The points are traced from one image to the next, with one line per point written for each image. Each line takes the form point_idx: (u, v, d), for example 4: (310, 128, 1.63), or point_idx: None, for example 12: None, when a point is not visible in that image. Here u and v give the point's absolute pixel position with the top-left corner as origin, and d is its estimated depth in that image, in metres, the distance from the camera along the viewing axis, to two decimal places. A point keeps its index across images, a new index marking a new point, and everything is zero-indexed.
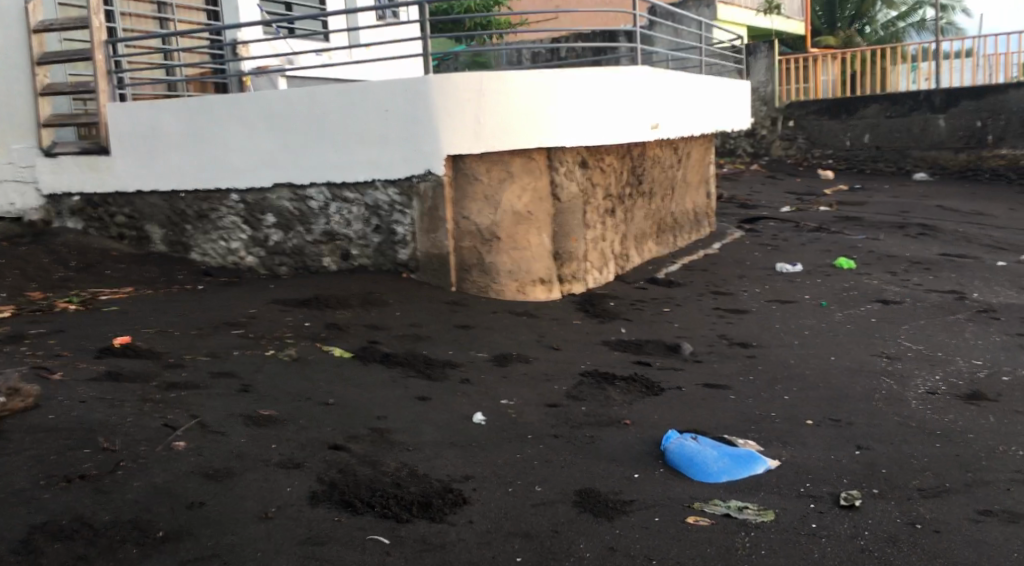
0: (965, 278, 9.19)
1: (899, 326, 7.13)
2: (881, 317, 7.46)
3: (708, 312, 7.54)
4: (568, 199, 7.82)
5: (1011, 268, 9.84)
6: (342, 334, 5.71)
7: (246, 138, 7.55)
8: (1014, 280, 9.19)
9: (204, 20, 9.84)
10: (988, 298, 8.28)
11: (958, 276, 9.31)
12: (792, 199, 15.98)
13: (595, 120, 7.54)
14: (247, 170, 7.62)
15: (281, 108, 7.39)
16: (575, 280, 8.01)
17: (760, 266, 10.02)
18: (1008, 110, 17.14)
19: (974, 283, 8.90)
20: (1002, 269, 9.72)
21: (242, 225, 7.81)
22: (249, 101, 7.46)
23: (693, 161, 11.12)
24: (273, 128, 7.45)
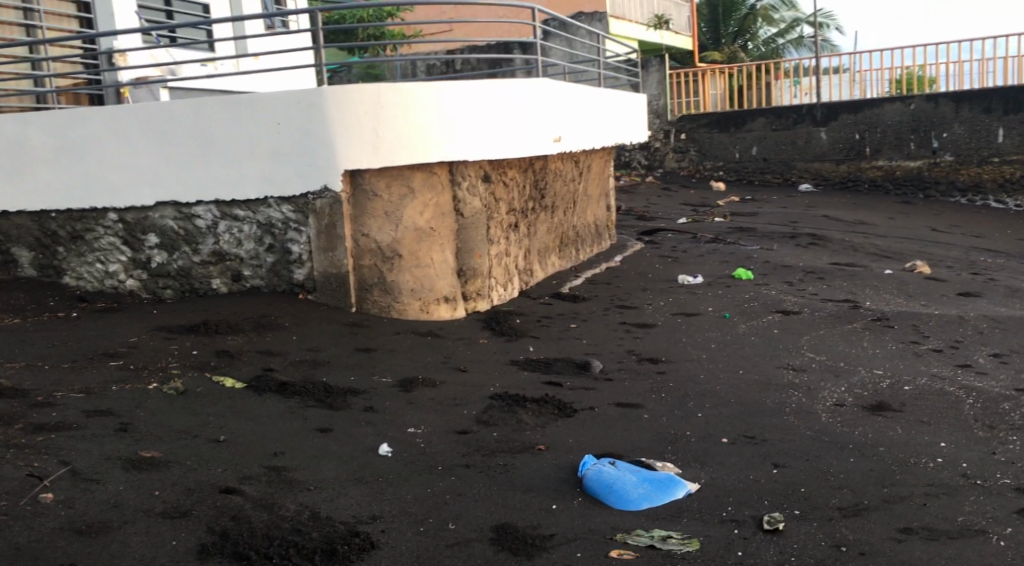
0: (857, 286, 9.34)
1: (801, 336, 6.99)
2: (781, 327, 7.35)
3: (614, 327, 7.42)
4: (471, 214, 7.62)
5: (898, 276, 10.06)
6: (232, 364, 5.37)
7: (124, 153, 7.09)
8: (902, 287, 9.38)
9: (75, 28, 9.27)
10: (882, 304, 8.39)
11: (850, 284, 9.46)
12: (687, 211, 16.15)
13: (497, 133, 7.37)
14: (126, 187, 7.16)
15: (163, 121, 6.96)
16: (480, 297, 7.79)
17: (661, 279, 10.01)
18: (882, 123, 17.83)
19: (866, 291, 9.04)
20: (890, 277, 9.93)
21: (122, 246, 7.34)
22: (127, 115, 7.02)
23: (593, 174, 11.06)
24: (154, 142, 7.01)
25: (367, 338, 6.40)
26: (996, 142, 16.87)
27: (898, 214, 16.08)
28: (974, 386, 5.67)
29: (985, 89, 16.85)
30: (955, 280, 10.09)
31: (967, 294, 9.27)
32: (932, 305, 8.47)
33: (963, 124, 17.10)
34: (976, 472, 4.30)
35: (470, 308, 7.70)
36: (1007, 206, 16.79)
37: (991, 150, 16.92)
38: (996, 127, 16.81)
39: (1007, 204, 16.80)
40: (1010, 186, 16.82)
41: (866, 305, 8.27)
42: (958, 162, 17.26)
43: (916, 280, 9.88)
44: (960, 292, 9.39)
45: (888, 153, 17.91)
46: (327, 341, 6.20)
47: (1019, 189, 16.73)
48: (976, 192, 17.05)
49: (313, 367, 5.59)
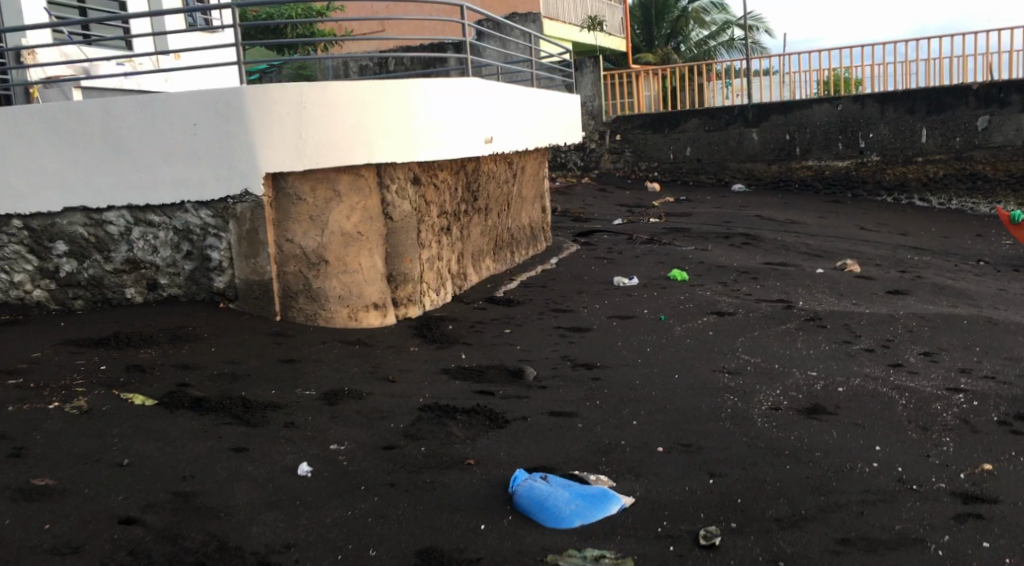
0: (789, 285, 9.32)
1: (736, 338, 6.85)
2: (716, 328, 7.25)
3: (548, 331, 7.25)
4: (401, 218, 7.39)
5: (830, 275, 10.08)
6: (143, 381, 5.11)
7: (29, 156, 6.76)
8: (834, 286, 9.39)
9: None
10: (815, 303, 8.35)
11: (783, 284, 9.43)
12: (623, 212, 16.11)
13: (426, 134, 7.17)
14: (32, 192, 6.82)
15: (71, 123, 6.65)
16: (411, 303, 7.55)
17: (596, 281, 9.88)
18: (813, 124, 18.00)
19: (799, 290, 9.02)
20: (821, 276, 9.94)
21: (28, 255, 6.96)
22: (31, 117, 6.68)
23: (527, 175, 10.90)
24: (62, 145, 6.69)
25: (291, 348, 6.15)
26: (921, 142, 17.18)
27: (827, 213, 16.24)
28: (907, 385, 5.57)
29: (910, 90, 17.12)
30: (885, 278, 10.14)
31: (897, 292, 9.32)
32: (865, 303, 8.43)
33: (889, 124, 17.35)
34: (911, 476, 4.19)
35: (401, 315, 7.46)
36: (931, 205, 17.21)
37: (916, 150, 17.23)
38: (920, 127, 17.12)
39: (931, 203, 17.25)
40: (932, 185, 17.22)
41: (800, 304, 8.21)
42: (885, 162, 17.52)
43: (847, 279, 9.90)
44: (890, 290, 9.43)
45: (818, 154, 18.11)
46: (249, 353, 5.94)
47: (941, 188, 17.14)
48: (901, 192, 17.43)
49: (231, 382, 5.33)
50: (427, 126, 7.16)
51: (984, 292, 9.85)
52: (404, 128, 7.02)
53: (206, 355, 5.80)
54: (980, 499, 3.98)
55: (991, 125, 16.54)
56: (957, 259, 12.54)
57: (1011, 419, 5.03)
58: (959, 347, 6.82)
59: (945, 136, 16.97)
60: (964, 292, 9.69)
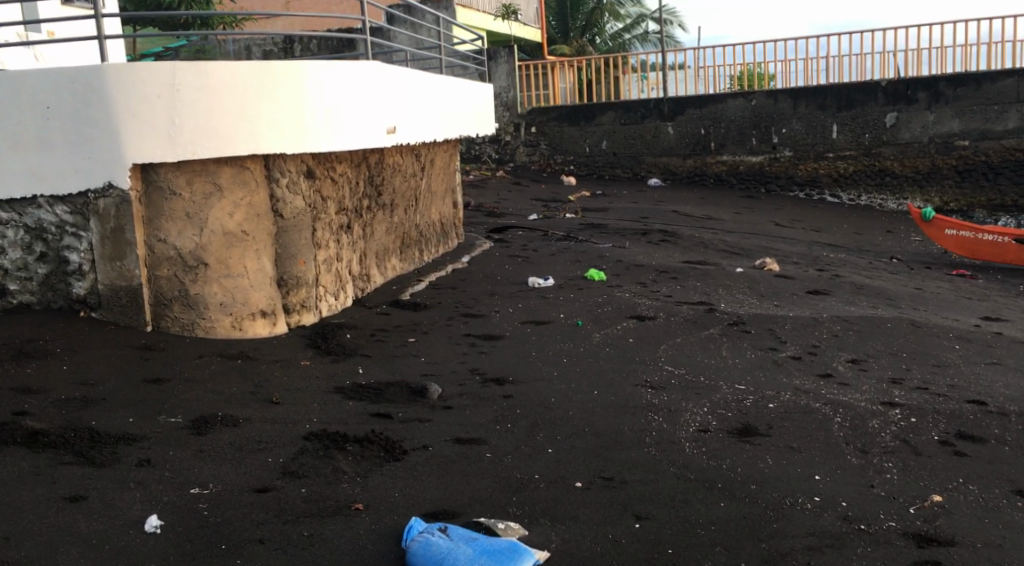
0: (708, 286, 8.89)
1: (658, 346, 6.35)
2: (637, 335, 6.73)
3: (455, 340, 6.65)
4: (293, 215, 6.71)
5: (749, 274, 9.69)
6: None
7: None
8: (752, 286, 8.99)
9: None
10: (737, 305, 7.92)
11: (701, 284, 9.01)
12: (538, 206, 15.62)
13: (319, 122, 6.50)
14: None
15: None
16: (305, 309, 6.87)
17: (509, 281, 9.32)
18: (727, 118, 17.77)
19: (719, 291, 8.59)
20: (739, 275, 9.56)
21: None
22: None
23: (437, 168, 10.26)
24: None
25: (161, 368, 5.46)
26: (831, 138, 17.12)
27: (742, 209, 16.02)
28: (840, 399, 5.12)
29: (823, 85, 17.02)
30: (805, 277, 9.80)
31: (817, 292, 8.98)
32: (786, 305, 8.04)
33: (802, 120, 17.24)
34: (858, 514, 3.71)
35: (294, 322, 6.78)
36: (841, 200, 17.16)
37: (828, 146, 17.15)
38: (831, 123, 17.05)
39: (841, 198, 17.16)
40: (843, 181, 17.14)
41: (722, 306, 7.76)
42: (798, 157, 17.39)
43: (768, 278, 9.53)
44: (809, 289, 9.08)
45: (732, 149, 17.87)
46: (111, 375, 5.26)
47: (850, 184, 17.08)
48: (813, 187, 17.33)
49: (82, 413, 4.66)
50: (320, 113, 6.50)
51: (904, 291, 9.58)
52: (294, 115, 6.36)
53: (59, 381, 5.11)
54: (935, 541, 3.54)
55: (899, 121, 16.56)
56: (872, 257, 12.34)
57: (953, 439, 4.62)
58: (887, 353, 6.44)
59: (855, 133, 16.93)
60: (883, 291, 9.40)
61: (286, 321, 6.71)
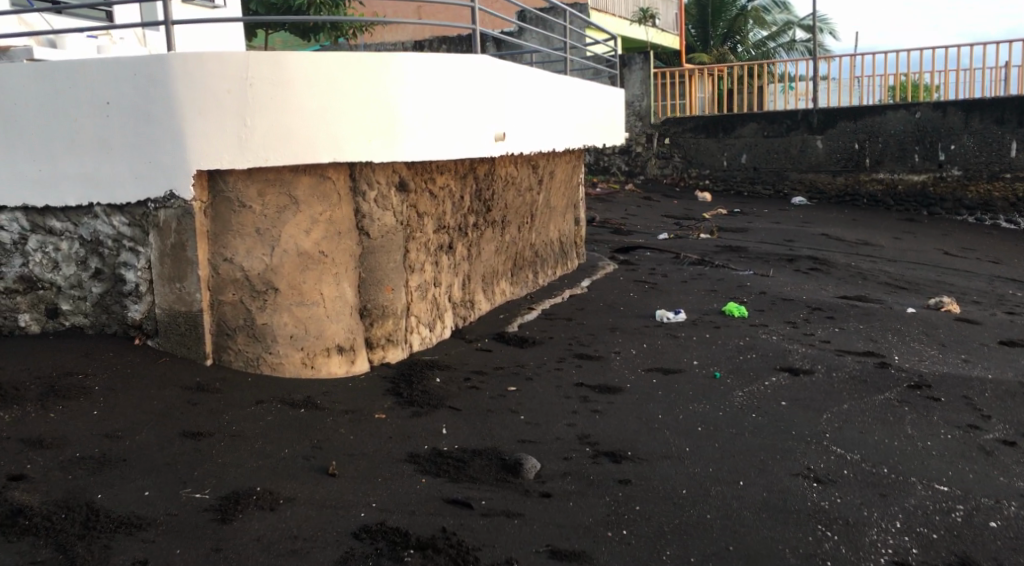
0: (875, 330, 7.65)
1: (820, 413, 5.23)
2: (791, 397, 5.55)
3: (565, 392, 5.52)
4: (382, 234, 5.66)
5: (924, 315, 8.36)
6: None
7: None
8: (929, 332, 7.68)
9: None
10: (912, 358, 6.64)
11: (864, 328, 7.77)
12: (670, 223, 14.36)
13: (414, 126, 5.47)
14: None
15: None
16: (391, 343, 5.81)
17: (634, 313, 8.18)
18: (885, 132, 16.05)
19: (889, 339, 7.37)
20: (910, 316, 8.26)
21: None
22: None
23: (559, 181, 9.19)
24: None
25: (208, 415, 4.52)
26: (1009, 156, 15.18)
27: (903, 234, 14.33)
28: None
29: (1000, 97, 15.09)
30: (992, 322, 8.30)
31: (1010, 343, 7.48)
32: (976, 359, 6.71)
33: (974, 135, 15.34)
34: None
35: (379, 360, 5.72)
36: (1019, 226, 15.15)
37: (1004, 165, 15.21)
38: (1009, 140, 15.10)
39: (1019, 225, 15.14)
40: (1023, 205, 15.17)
41: (894, 360, 6.54)
42: (967, 178, 15.50)
43: (946, 322, 8.16)
44: (1001, 338, 7.62)
45: (890, 166, 16.16)
46: (142, 424, 4.35)
47: None
48: (985, 210, 15.40)
49: (91, 483, 3.76)
50: (417, 117, 5.46)
51: None
52: (386, 118, 5.34)
53: (79, 431, 4.23)
54: None
55: None
56: None
57: None
58: None
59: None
60: None
61: (368, 357, 5.67)
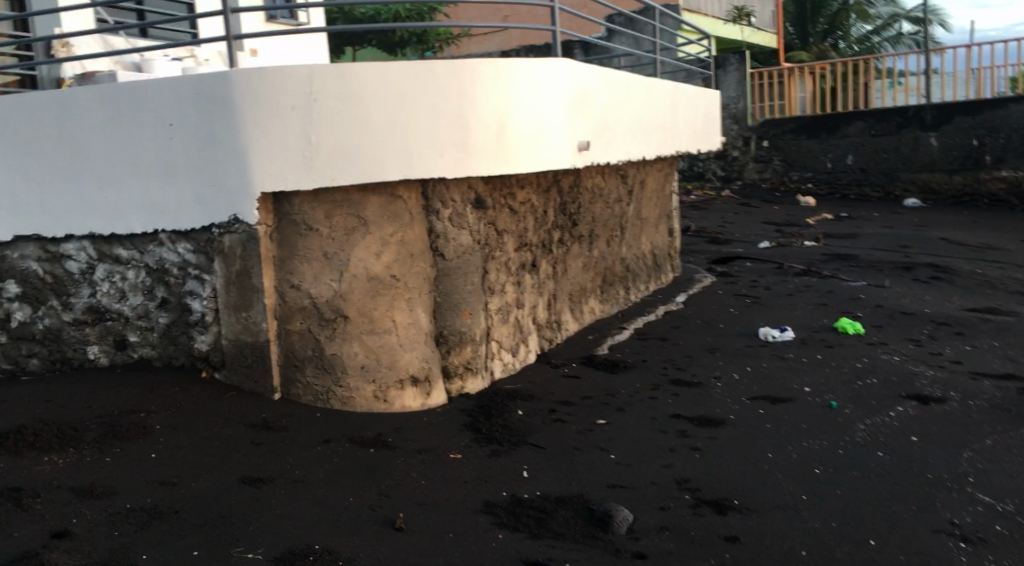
0: (1012, 347, 7.35)
1: (961, 449, 4.90)
2: (921, 434, 5.14)
3: (660, 426, 5.05)
4: (458, 255, 5.23)
5: None
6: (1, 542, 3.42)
7: None
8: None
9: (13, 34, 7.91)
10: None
11: (1000, 345, 7.44)
12: (772, 230, 13.69)
13: (492, 138, 5.00)
14: None
15: (25, 126, 5.08)
16: (470, 372, 5.35)
17: (736, 331, 7.67)
18: (1008, 126, 14.94)
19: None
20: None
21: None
22: None
23: (651, 190, 8.70)
24: (15, 153, 5.13)
25: (271, 455, 4.17)
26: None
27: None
28: None
29: None
30: None
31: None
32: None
33: None
34: None
35: (457, 390, 5.28)
36: None
37: None
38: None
39: None
40: None
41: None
42: None
43: None
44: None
45: (1013, 162, 15.05)
46: (200, 467, 4.03)
47: None
48: None
49: (139, 541, 3.46)
50: (495, 127, 5.00)
51: None
52: (461, 130, 4.89)
53: (135, 477, 3.93)
54: None
55: None
56: None
57: None
58: None
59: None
60: None
61: (446, 387, 5.22)
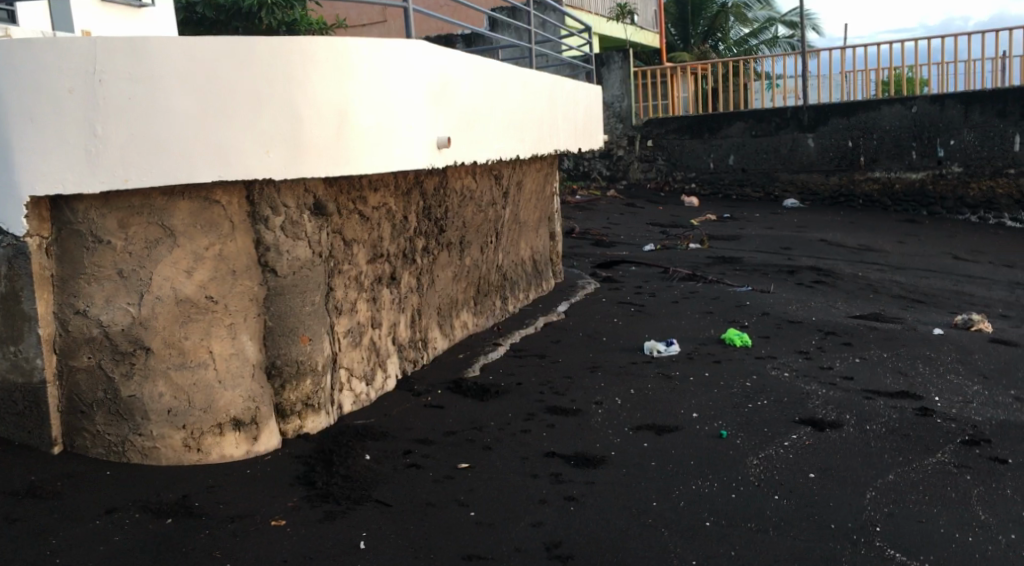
0: (902, 359, 6.96)
1: (880, 476, 4.40)
2: (817, 458, 4.63)
3: (530, 469, 4.33)
4: (294, 271, 4.35)
5: (952, 338, 7.78)
6: None
7: None
8: (966, 359, 7.10)
9: None
10: (955, 401, 5.83)
11: (889, 356, 7.05)
12: (656, 232, 13.24)
13: (330, 130, 4.15)
14: None
15: None
16: (311, 408, 4.49)
17: (618, 345, 7.06)
18: (880, 128, 15.12)
19: (919, 369, 6.67)
20: (938, 339, 7.69)
21: None
22: None
23: (529, 191, 8.01)
24: None
25: (28, 536, 3.30)
26: (1013, 150, 14.24)
27: (905, 236, 13.47)
28: None
29: (997, 88, 14.22)
30: None
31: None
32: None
33: (974, 130, 14.46)
34: None
35: (295, 430, 4.41)
36: None
37: (1006, 160, 14.32)
38: (1012, 133, 14.18)
39: None
40: None
41: (935, 404, 5.67)
42: (969, 174, 14.58)
43: (976, 345, 7.63)
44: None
45: (886, 163, 15.23)
46: None
47: None
48: (988, 209, 14.51)
49: None
50: (334, 119, 4.16)
51: None
52: (292, 121, 4.03)
53: None
54: None
55: None
56: None
57: None
58: None
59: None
60: None
61: (279, 429, 4.35)
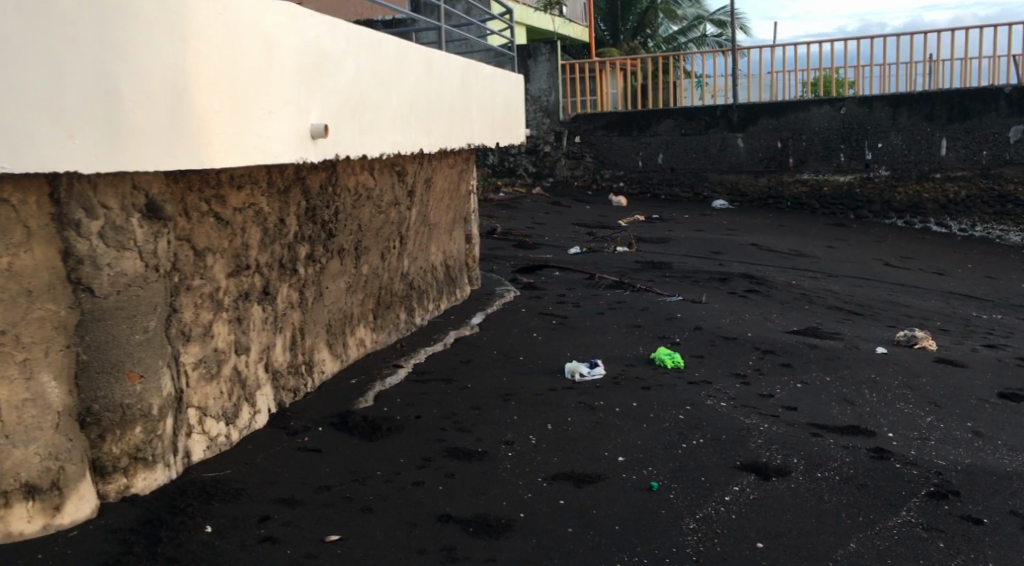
0: (847, 384, 6.28)
1: (841, 546, 3.67)
2: (766, 517, 3.88)
3: (415, 540, 3.50)
4: (116, 289, 3.42)
5: (895, 357, 7.17)
6: None
7: None
8: (914, 383, 6.45)
9: None
10: (911, 438, 5.15)
11: (832, 381, 6.36)
12: (583, 233, 12.49)
13: (162, 109, 3.21)
14: None
15: None
16: (142, 462, 3.56)
17: (536, 366, 6.24)
18: (809, 130, 14.66)
19: (864, 396, 6.00)
20: (882, 358, 7.05)
21: None
22: None
23: (441, 189, 7.14)
24: None
25: None
26: (939, 155, 13.93)
27: (836, 241, 12.98)
28: None
29: (929, 90, 13.83)
30: (974, 364, 7.31)
31: (1013, 398, 6.37)
32: (988, 434, 5.44)
33: (901, 133, 14.09)
34: None
35: (118, 491, 3.49)
36: (949, 230, 13.89)
37: (933, 164, 13.97)
38: (938, 137, 13.86)
39: (949, 228, 13.89)
40: (952, 208, 13.89)
41: (890, 443, 4.98)
42: (895, 178, 14.23)
43: (920, 364, 7.03)
44: (1000, 393, 6.46)
45: (814, 166, 14.79)
46: None
47: (962, 211, 13.83)
48: (914, 213, 14.14)
49: None
50: (168, 97, 3.23)
51: None
52: (108, 98, 3.06)
53: None
54: None
55: None
56: None
57: None
58: None
59: (968, 149, 13.73)
60: None
61: (96, 491, 3.43)
